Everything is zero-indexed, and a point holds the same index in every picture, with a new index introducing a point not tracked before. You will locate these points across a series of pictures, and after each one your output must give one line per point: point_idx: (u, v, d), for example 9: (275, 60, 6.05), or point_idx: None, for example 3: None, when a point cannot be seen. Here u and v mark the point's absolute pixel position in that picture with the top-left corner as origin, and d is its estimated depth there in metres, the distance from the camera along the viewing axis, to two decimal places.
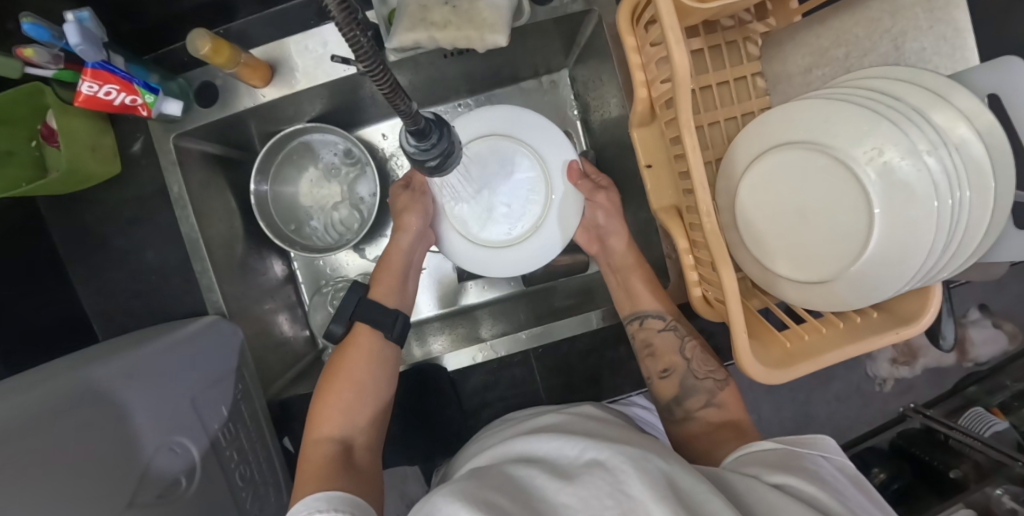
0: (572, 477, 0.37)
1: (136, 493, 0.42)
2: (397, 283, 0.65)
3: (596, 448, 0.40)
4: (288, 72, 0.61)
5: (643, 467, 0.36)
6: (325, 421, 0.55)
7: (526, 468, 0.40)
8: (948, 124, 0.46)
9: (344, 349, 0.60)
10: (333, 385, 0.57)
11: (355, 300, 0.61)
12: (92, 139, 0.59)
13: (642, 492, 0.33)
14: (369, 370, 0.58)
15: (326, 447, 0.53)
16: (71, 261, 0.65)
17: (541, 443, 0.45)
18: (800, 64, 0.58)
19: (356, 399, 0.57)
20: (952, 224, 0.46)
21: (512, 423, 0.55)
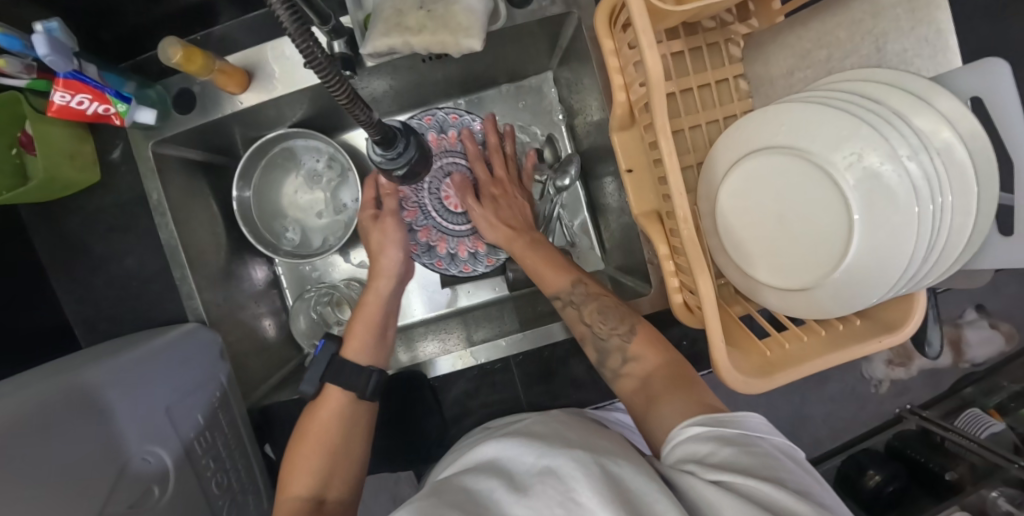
0: (525, 486, 0.38)
1: (108, 499, 0.42)
2: (373, 334, 0.62)
3: (552, 452, 0.41)
4: (266, 77, 0.61)
5: (591, 470, 0.37)
6: (298, 476, 0.52)
7: (483, 478, 0.40)
8: (931, 128, 0.45)
9: (315, 406, 0.57)
10: (300, 444, 0.54)
11: (327, 358, 0.58)
12: (72, 147, 0.59)
13: (588, 498, 0.34)
14: (341, 428, 0.55)
15: (298, 505, 0.50)
16: (52, 267, 0.65)
17: (497, 446, 0.45)
18: (782, 66, 0.57)
19: (330, 459, 0.54)
20: (935, 230, 0.45)
21: (488, 433, 0.55)
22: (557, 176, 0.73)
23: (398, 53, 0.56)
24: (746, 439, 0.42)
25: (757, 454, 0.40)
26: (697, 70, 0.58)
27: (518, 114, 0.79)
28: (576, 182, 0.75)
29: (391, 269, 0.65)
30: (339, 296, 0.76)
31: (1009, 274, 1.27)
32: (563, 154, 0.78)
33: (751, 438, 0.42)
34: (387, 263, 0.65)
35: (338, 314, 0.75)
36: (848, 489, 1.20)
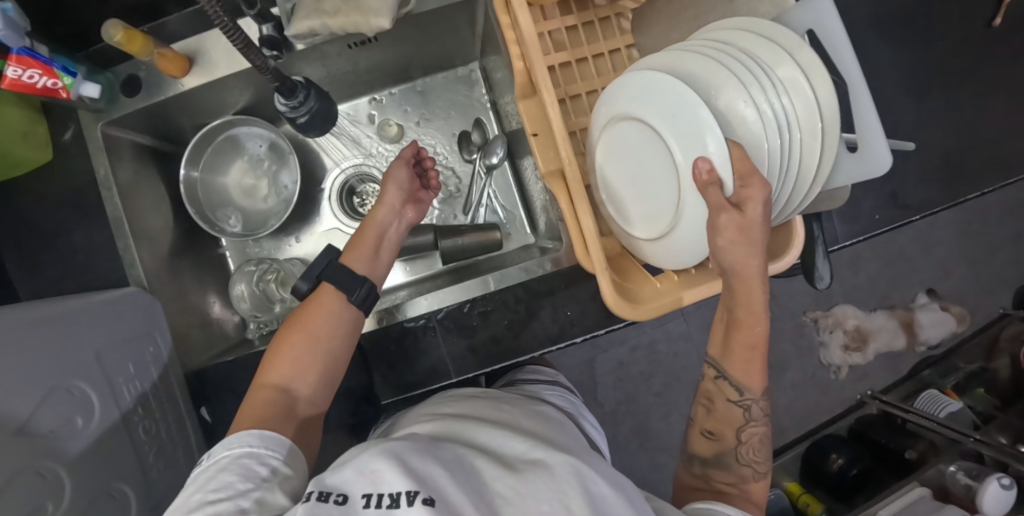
0: (516, 471, 0.42)
1: (31, 423, 0.45)
2: (371, 252, 0.64)
3: (540, 450, 0.46)
4: (205, 62, 0.67)
5: (580, 477, 0.42)
6: (274, 367, 0.54)
7: (469, 452, 0.45)
8: (789, 76, 0.51)
9: (307, 305, 0.58)
10: (289, 333, 0.56)
11: (325, 262, 0.61)
12: (25, 127, 0.65)
13: (575, 497, 0.39)
14: (329, 330, 0.57)
15: (272, 395, 0.52)
16: (1, 242, 0.69)
17: (488, 435, 0.50)
18: (659, 36, 0.64)
19: (308, 354, 0.55)
20: (786, 159, 0.51)
21: (455, 402, 0.61)
22: (486, 156, 0.81)
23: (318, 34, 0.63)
24: None
25: None
26: (590, 42, 0.65)
27: (450, 102, 0.85)
28: (503, 161, 0.82)
29: (393, 201, 0.67)
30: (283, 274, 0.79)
31: (955, 256, 1.31)
32: (491, 136, 0.85)
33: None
34: (388, 193, 0.67)
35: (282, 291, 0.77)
36: (814, 474, 1.20)
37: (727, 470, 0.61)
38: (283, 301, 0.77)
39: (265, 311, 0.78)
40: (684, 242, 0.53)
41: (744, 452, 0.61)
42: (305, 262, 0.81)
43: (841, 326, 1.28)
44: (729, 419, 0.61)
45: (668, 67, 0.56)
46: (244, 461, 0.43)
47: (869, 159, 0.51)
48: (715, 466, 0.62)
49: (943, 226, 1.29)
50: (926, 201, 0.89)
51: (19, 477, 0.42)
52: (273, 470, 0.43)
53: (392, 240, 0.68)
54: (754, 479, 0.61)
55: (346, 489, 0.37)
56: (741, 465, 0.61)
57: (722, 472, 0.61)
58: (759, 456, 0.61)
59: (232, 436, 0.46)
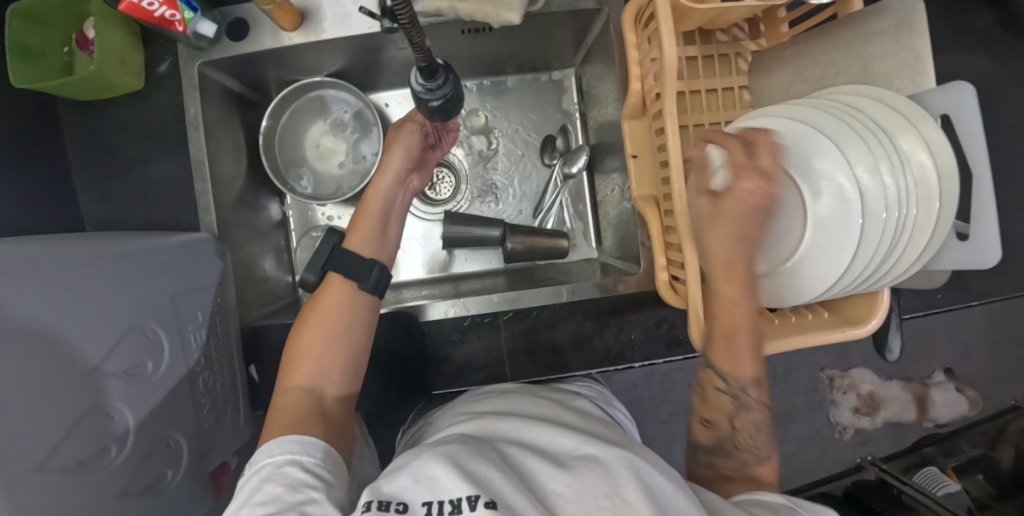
0: (564, 469, 0.36)
1: (103, 362, 0.44)
2: (376, 232, 0.59)
3: (590, 443, 0.40)
4: (317, 21, 0.66)
5: (642, 476, 0.35)
6: (298, 366, 0.50)
7: (518, 452, 0.40)
8: (910, 149, 0.51)
9: (317, 297, 0.53)
10: (304, 330, 0.51)
11: (329, 248, 0.55)
12: (123, 52, 0.64)
13: (635, 495, 0.32)
14: (345, 320, 0.52)
15: (299, 397, 0.47)
16: (78, 162, 0.69)
17: (535, 432, 0.44)
18: (781, 81, 0.62)
19: (329, 351, 0.50)
20: (898, 234, 0.50)
21: (495, 400, 0.56)
22: (566, 164, 0.80)
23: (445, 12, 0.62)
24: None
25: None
26: (706, 76, 0.64)
27: (539, 104, 0.84)
28: (582, 172, 0.81)
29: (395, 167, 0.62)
30: None
31: (982, 341, 1.30)
32: (574, 145, 0.84)
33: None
34: (390, 159, 0.62)
35: None
36: None
37: (728, 454, 0.51)
38: None
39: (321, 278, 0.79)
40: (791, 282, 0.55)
41: (740, 432, 0.52)
42: None
43: (855, 389, 1.28)
44: (722, 407, 0.52)
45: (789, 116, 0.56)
46: (285, 470, 0.38)
47: (978, 251, 0.50)
48: (725, 453, 0.52)
49: (978, 310, 1.29)
50: (986, 289, 0.88)
51: (85, 417, 0.41)
52: (316, 476, 0.38)
53: (397, 216, 0.62)
54: (761, 460, 0.51)
55: (400, 494, 0.33)
56: (739, 448, 0.51)
57: (726, 459, 0.51)
58: (759, 439, 0.52)
59: (270, 445, 0.41)
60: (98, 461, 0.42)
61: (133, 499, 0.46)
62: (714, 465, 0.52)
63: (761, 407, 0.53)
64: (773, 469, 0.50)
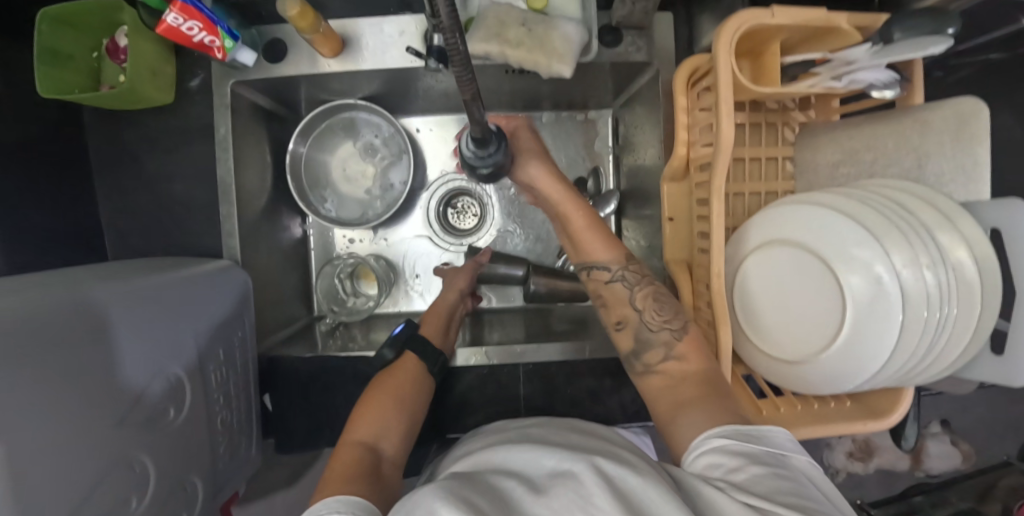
0: (544, 490, 0.39)
1: (130, 412, 0.44)
2: (443, 326, 0.68)
3: (562, 457, 0.43)
4: (357, 49, 0.64)
5: (607, 482, 0.38)
6: (359, 425, 0.52)
7: (504, 479, 0.41)
8: (950, 245, 0.49)
9: (391, 370, 0.59)
10: (378, 393, 0.55)
11: (408, 334, 0.65)
12: (155, 66, 0.62)
13: (606, 503, 0.36)
14: (414, 396, 0.57)
15: (358, 453, 0.48)
16: (101, 173, 0.67)
17: (517, 453, 0.46)
18: (829, 158, 0.60)
19: (396, 414, 0.54)
20: (934, 336, 0.50)
21: (487, 434, 0.56)
22: (595, 208, 0.79)
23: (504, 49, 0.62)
24: (764, 458, 0.41)
25: (778, 470, 0.40)
26: (751, 143, 0.64)
27: (572, 142, 0.83)
28: (610, 217, 0.80)
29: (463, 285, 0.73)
30: (361, 269, 0.80)
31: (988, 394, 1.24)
32: (604, 188, 0.82)
33: (784, 452, 0.43)
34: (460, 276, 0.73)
35: (358, 286, 0.79)
36: None
37: (655, 349, 0.55)
38: (358, 298, 0.79)
39: (339, 304, 0.78)
40: (819, 373, 0.54)
41: (652, 317, 0.56)
42: (389, 264, 0.79)
43: None
44: (618, 297, 0.58)
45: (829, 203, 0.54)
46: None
47: (1010, 367, 0.49)
48: (650, 372, 0.56)
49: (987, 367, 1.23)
50: None
51: (109, 474, 0.41)
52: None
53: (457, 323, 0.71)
54: (679, 340, 0.55)
55: None
56: (662, 334, 0.55)
57: (651, 351, 0.56)
58: (667, 312, 0.56)
59: (322, 502, 0.41)
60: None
61: None
62: (649, 368, 0.56)
63: (676, 329, 0.55)
64: (705, 364, 0.53)
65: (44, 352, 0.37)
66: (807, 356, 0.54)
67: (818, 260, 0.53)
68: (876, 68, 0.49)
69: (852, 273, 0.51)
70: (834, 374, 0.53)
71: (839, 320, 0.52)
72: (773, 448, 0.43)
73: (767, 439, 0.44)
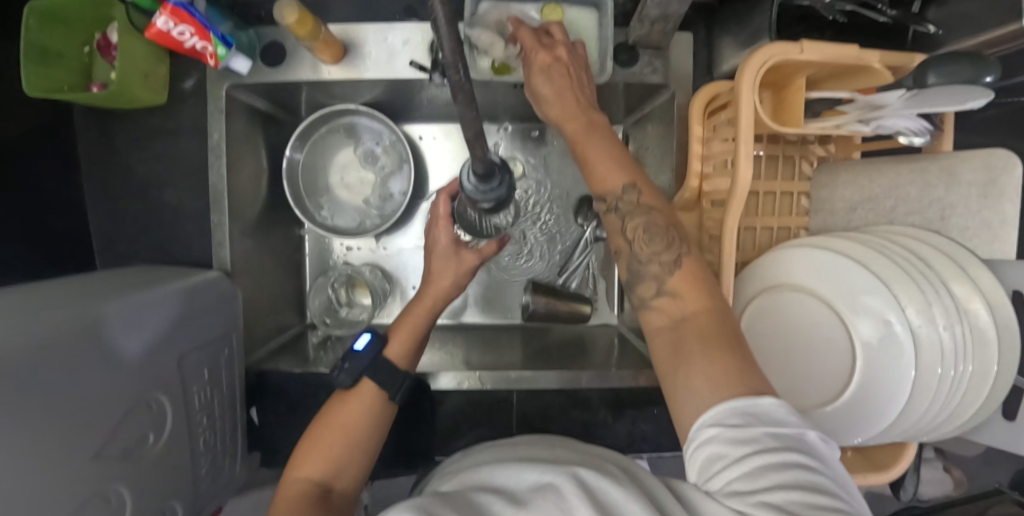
0: (524, 502, 0.35)
1: (109, 443, 0.42)
2: (418, 345, 0.58)
3: (546, 470, 0.38)
4: (359, 56, 0.61)
5: (594, 498, 0.35)
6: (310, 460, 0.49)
7: (476, 496, 0.38)
8: (965, 296, 0.48)
9: (343, 400, 0.52)
10: (326, 431, 0.51)
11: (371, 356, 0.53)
12: (146, 66, 0.58)
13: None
14: (366, 428, 0.51)
15: (307, 489, 0.47)
16: (88, 173, 0.65)
17: (500, 471, 0.42)
18: (846, 199, 0.57)
19: (345, 452, 0.50)
20: (947, 395, 0.48)
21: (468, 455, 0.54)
22: (599, 228, 0.76)
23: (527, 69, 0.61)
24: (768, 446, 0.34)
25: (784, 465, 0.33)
26: (767, 176, 0.61)
27: None
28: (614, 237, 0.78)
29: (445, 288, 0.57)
30: (357, 279, 0.77)
31: None
32: None
33: (794, 427, 0.36)
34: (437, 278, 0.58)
35: (352, 295, 0.77)
36: None
37: (649, 282, 0.46)
38: (352, 308, 0.77)
39: (332, 315, 0.76)
40: (823, 424, 0.52)
41: (642, 248, 0.46)
42: (385, 275, 0.78)
43: None
44: (614, 225, 0.48)
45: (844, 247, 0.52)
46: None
47: (1020, 438, 0.47)
48: (644, 309, 0.46)
49: None
50: None
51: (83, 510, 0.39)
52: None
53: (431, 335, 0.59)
54: (672, 273, 0.45)
55: None
56: (652, 266, 0.46)
57: (643, 284, 0.46)
58: (660, 241, 0.46)
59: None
60: None
61: None
62: (643, 303, 0.46)
63: (668, 261, 0.45)
64: (703, 305, 0.43)
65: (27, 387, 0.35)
66: (813, 405, 0.52)
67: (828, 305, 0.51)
68: (908, 116, 0.45)
69: (863, 321, 0.49)
70: (841, 428, 0.51)
71: (848, 368, 0.50)
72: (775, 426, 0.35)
73: (768, 414, 0.36)
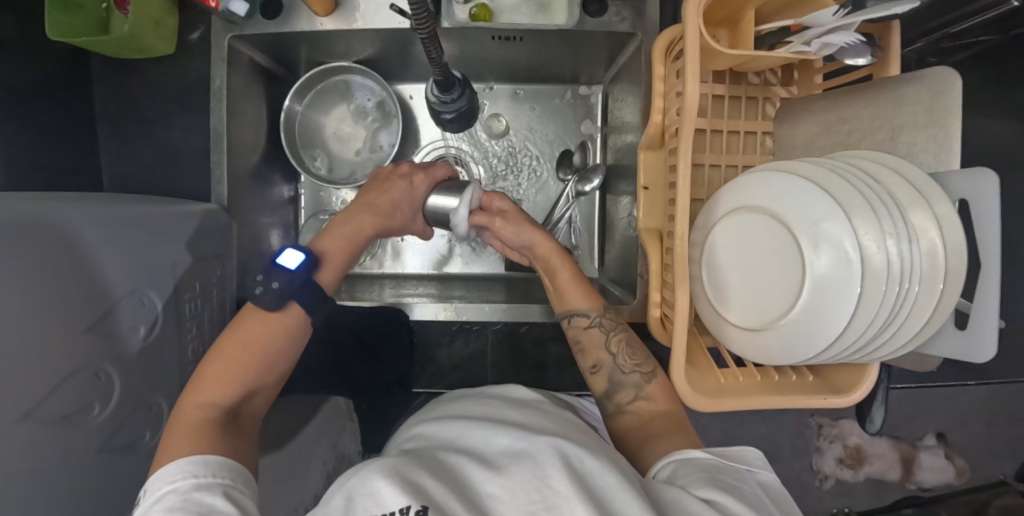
0: (499, 470, 0.41)
1: (100, 325, 0.47)
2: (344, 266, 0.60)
3: (525, 439, 0.44)
4: (350, 10, 0.66)
5: (565, 463, 0.40)
6: (214, 385, 0.48)
7: (453, 456, 0.44)
8: (921, 225, 0.49)
9: (260, 317, 0.51)
10: (235, 350, 0.50)
11: (307, 277, 0.54)
12: (158, 17, 0.65)
13: (562, 485, 0.37)
14: (281, 350, 0.52)
15: (210, 414, 0.47)
16: (107, 116, 0.72)
17: (474, 434, 0.48)
18: (807, 134, 0.61)
19: (255, 375, 0.50)
20: (893, 312, 0.49)
21: (455, 399, 0.60)
22: (580, 181, 0.80)
23: (501, 17, 0.66)
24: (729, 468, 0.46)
25: (738, 480, 0.44)
26: (731, 116, 0.64)
27: (560, 115, 0.84)
28: (595, 190, 0.80)
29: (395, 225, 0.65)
30: None
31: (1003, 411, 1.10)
32: (591, 162, 0.83)
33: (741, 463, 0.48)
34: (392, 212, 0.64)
35: None
36: None
37: (628, 389, 0.59)
38: None
39: None
40: (776, 343, 0.54)
41: (625, 360, 0.60)
42: None
43: (842, 440, 1.12)
44: (595, 342, 0.62)
45: (802, 173, 0.54)
46: (194, 495, 0.38)
47: (974, 343, 0.48)
48: (622, 412, 0.58)
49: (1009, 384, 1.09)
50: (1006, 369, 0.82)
51: (75, 378, 0.44)
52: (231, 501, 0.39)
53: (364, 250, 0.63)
54: (649, 381, 0.59)
55: None
56: (634, 375, 0.59)
57: (623, 391, 0.59)
58: (637, 355, 0.61)
59: (170, 467, 0.41)
60: (81, 419, 0.45)
61: (111, 457, 0.48)
62: (619, 407, 0.58)
63: (646, 372, 0.60)
64: (672, 406, 0.57)
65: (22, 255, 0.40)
66: (766, 323, 0.54)
67: (788, 229, 0.53)
68: (846, 32, 0.48)
69: (817, 244, 0.51)
70: (791, 345, 0.53)
71: (800, 290, 0.52)
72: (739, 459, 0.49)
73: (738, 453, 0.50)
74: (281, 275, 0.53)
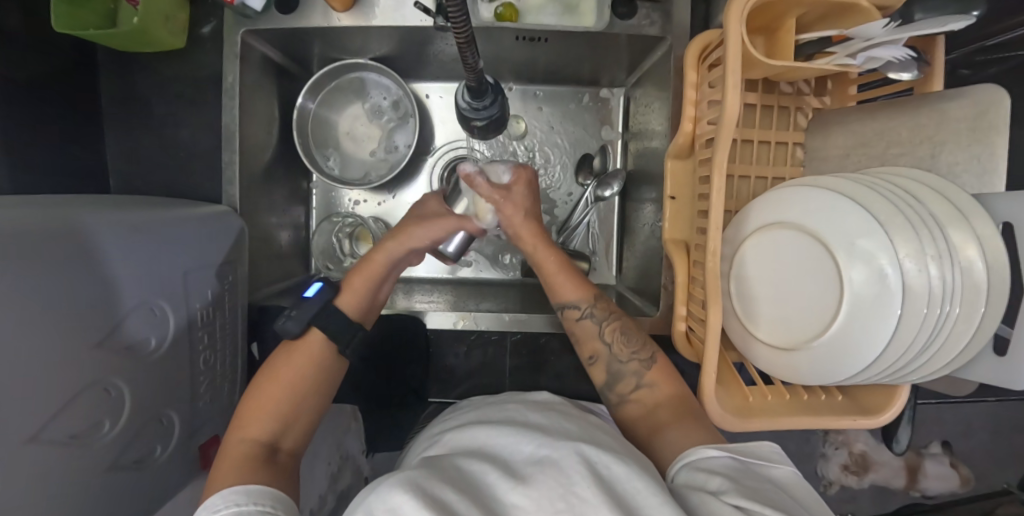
0: (524, 477, 0.39)
1: (113, 336, 0.45)
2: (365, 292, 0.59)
3: (547, 445, 0.42)
4: (368, 6, 0.63)
5: (590, 470, 0.38)
6: (253, 422, 0.51)
7: (476, 463, 0.42)
8: (960, 244, 0.47)
9: (290, 352, 0.54)
10: (268, 385, 0.53)
11: (321, 303, 0.56)
12: (169, 10, 0.62)
13: (591, 495, 0.35)
14: (314, 382, 0.54)
15: (250, 448, 0.48)
16: (112, 110, 0.70)
17: (495, 439, 0.46)
18: (841, 147, 0.59)
19: (290, 409, 0.52)
20: (932, 334, 0.47)
21: (469, 408, 0.58)
22: (599, 187, 0.78)
23: (527, 18, 0.64)
24: (751, 470, 0.43)
25: (763, 483, 0.41)
26: (762, 126, 0.62)
27: (579, 118, 0.81)
28: (614, 197, 0.79)
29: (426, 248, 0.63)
30: (362, 231, 0.80)
31: (1011, 420, 1.09)
32: (610, 167, 0.81)
33: (761, 462, 0.46)
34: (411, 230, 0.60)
35: (355, 247, 0.79)
36: None
37: (628, 378, 0.58)
38: (354, 259, 0.79)
39: (334, 262, 0.80)
40: (807, 363, 0.52)
41: (621, 349, 0.59)
42: (387, 228, 0.80)
43: (849, 446, 1.10)
44: (587, 333, 0.60)
45: (838, 188, 0.52)
46: None
47: (1015, 369, 0.47)
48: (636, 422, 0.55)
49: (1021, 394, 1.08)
50: None
51: (84, 395, 0.42)
52: None
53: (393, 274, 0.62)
54: (647, 368, 0.58)
55: None
56: (632, 363, 0.58)
57: (623, 380, 0.58)
58: (634, 343, 0.59)
59: (214, 497, 0.42)
60: (92, 436, 0.43)
61: (121, 472, 0.47)
62: (623, 397, 0.57)
63: (643, 358, 0.58)
64: (676, 388, 0.56)
65: (31, 268, 0.38)
66: (799, 342, 0.53)
67: (822, 247, 0.51)
68: (895, 46, 0.47)
69: (853, 261, 0.49)
70: (824, 365, 0.52)
71: (834, 309, 0.50)
72: (759, 460, 0.46)
73: (757, 452, 0.47)
74: (299, 305, 0.56)
